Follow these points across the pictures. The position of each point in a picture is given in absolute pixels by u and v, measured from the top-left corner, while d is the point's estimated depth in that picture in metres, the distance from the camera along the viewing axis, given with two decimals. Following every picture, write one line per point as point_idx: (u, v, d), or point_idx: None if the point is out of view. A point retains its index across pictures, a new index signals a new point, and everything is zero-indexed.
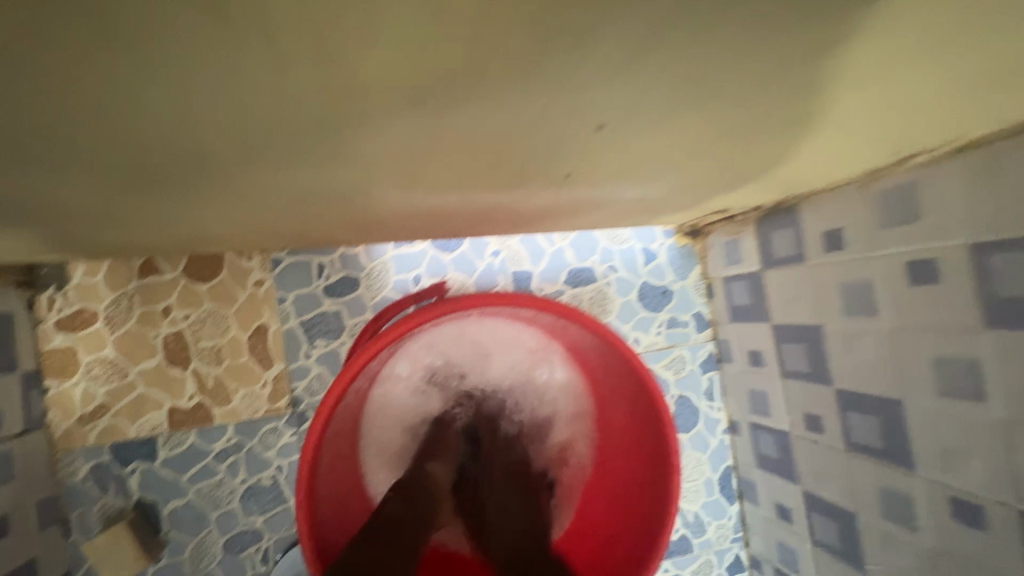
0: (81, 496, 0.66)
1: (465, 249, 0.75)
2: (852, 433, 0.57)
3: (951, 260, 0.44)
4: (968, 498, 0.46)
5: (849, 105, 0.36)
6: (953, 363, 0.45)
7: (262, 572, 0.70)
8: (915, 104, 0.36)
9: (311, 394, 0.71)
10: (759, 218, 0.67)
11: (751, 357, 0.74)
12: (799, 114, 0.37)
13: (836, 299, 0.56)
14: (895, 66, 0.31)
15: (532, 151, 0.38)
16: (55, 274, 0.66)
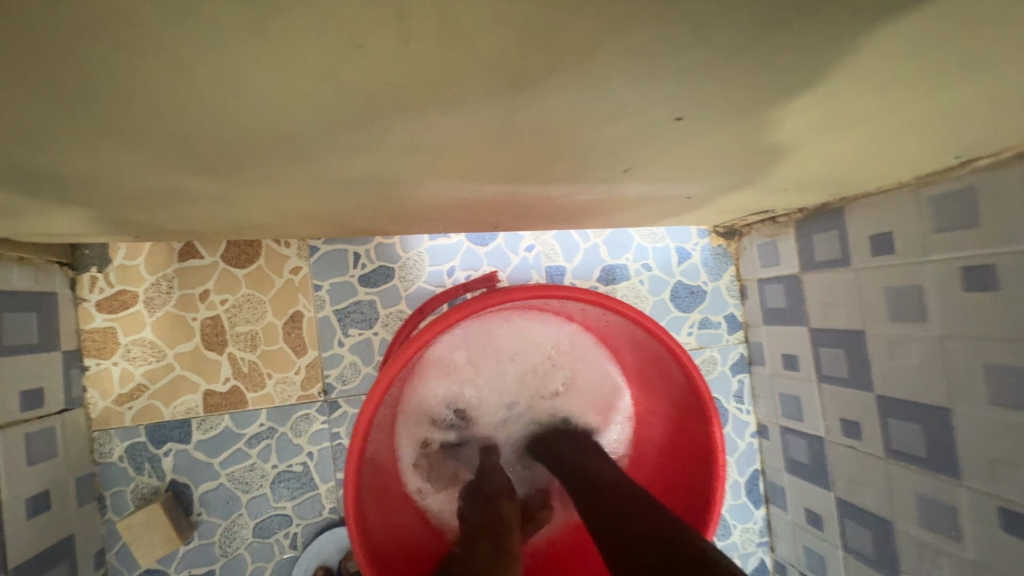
0: (116, 475, 0.67)
1: (499, 243, 0.74)
2: (893, 440, 0.56)
3: (1014, 267, 0.43)
4: (1020, 509, 0.45)
5: (922, 108, 0.35)
6: (1010, 373, 0.44)
7: (290, 558, 0.71)
8: (993, 108, 0.35)
9: (343, 382, 0.71)
10: (801, 220, 0.66)
11: (785, 360, 0.73)
12: (869, 116, 0.36)
13: (883, 304, 0.56)
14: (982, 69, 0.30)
15: (594, 147, 0.37)
16: (96, 256, 0.67)
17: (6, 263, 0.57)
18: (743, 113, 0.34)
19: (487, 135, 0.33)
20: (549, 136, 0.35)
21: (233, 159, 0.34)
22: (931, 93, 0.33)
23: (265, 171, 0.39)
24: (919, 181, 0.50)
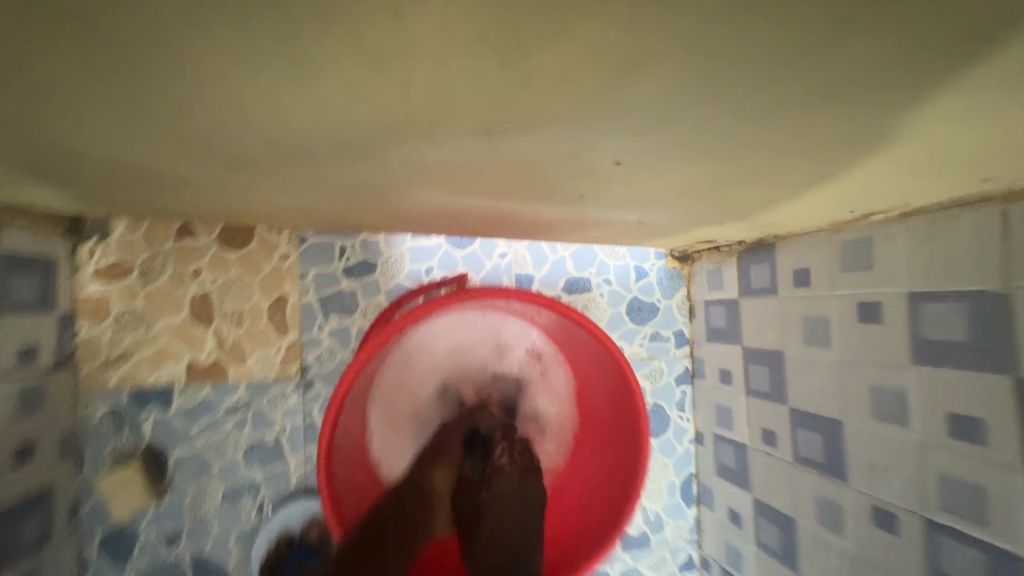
0: (98, 434, 0.71)
1: (476, 248, 0.82)
2: (801, 448, 0.65)
3: (891, 307, 0.52)
4: (887, 507, 0.53)
5: (812, 179, 0.44)
6: (886, 392, 0.53)
7: (255, 522, 0.76)
8: (868, 181, 0.44)
9: (320, 363, 0.77)
10: (742, 251, 0.75)
11: (721, 374, 0.82)
12: (775, 178, 0.44)
13: (799, 330, 0.65)
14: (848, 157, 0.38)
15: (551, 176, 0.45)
16: (98, 227, 0.72)
17: (16, 226, 0.61)
18: (674, 163, 0.42)
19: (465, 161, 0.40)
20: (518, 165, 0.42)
21: (254, 152, 0.40)
22: (817, 170, 0.42)
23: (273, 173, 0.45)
24: (831, 227, 0.59)
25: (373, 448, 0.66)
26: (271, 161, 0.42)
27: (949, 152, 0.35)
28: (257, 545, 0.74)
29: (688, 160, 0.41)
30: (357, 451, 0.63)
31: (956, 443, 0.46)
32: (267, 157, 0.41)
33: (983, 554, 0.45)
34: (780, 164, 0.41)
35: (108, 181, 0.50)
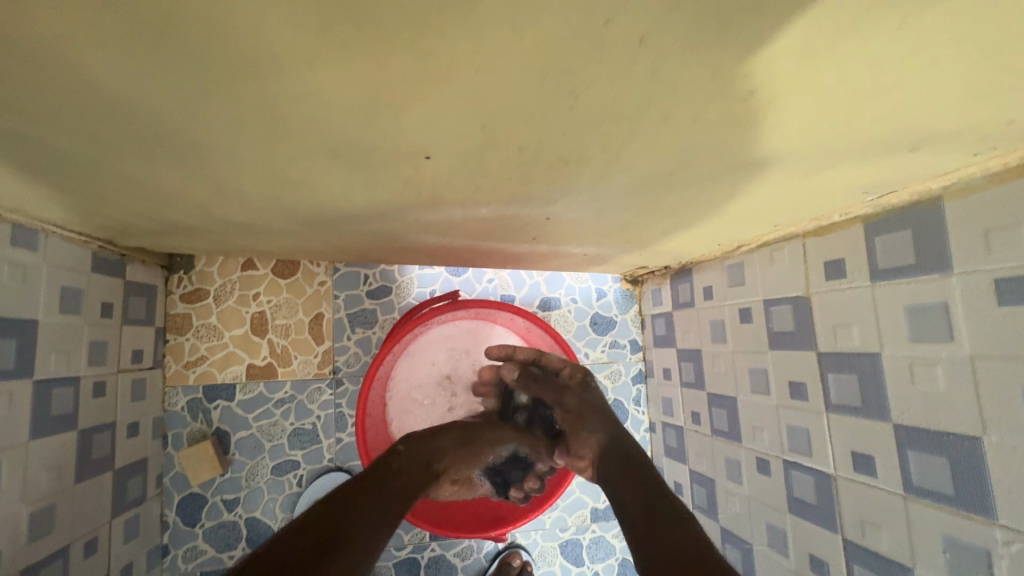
0: (178, 420, 0.93)
1: (469, 275, 1.04)
2: (716, 422, 0.86)
3: (756, 310, 0.74)
4: (764, 456, 0.74)
5: (682, 228, 0.67)
6: (758, 372, 0.74)
7: (295, 492, 0.96)
8: (719, 228, 0.67)
9: (348, 366, 0.99)
10: (673, 274, 0.98)
11: (664, 373, 1.03)
12: (658, 228, 0.67)
13: (709, 331, 0.87)
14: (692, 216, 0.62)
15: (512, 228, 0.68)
16: (184, 262, 0.95)
17: (133, 263, 0.85)
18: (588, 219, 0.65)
19: (454, 221, 0.64)
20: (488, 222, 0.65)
21: (321, 223, 0.63)
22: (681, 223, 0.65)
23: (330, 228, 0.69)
24: (722, 255, 0.81)
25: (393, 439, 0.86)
26: (331, 222, 0.65)
27: (745, 212, 0.58)
28: (297, 510, 0.94)
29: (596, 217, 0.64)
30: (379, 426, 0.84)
31: (793, 402, 0.67)
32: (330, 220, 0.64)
33: (811, 477, 0.65)
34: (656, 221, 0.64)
35: (217, 235, 0.74)
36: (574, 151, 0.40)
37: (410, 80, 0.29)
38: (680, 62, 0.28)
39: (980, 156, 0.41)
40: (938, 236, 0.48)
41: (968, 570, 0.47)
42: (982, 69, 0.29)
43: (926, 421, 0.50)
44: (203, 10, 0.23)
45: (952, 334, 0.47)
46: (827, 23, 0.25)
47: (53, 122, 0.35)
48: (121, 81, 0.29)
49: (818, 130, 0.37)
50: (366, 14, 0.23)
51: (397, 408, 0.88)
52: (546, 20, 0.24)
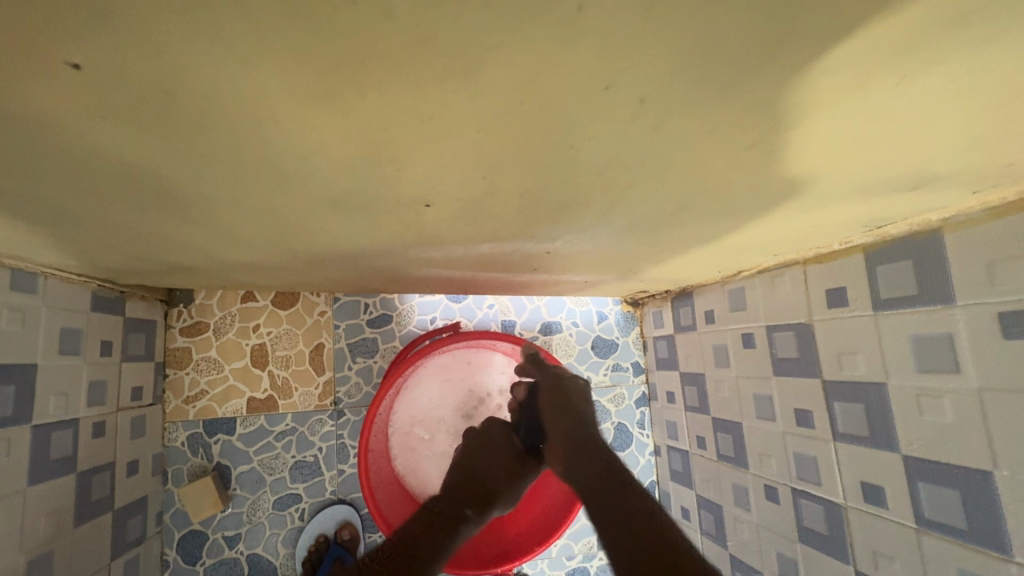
0: (178, 456, 0.92)
1: (469, 301, 1.04)
2: (722, 448, 0.85)
3: (759, 336, 0.74)
4: (772, 483, 0.73)
5: (682, 258, 0.67)
6: (763, 398, 0.74)
7: (298, 527, 0.94)
8: (719, 258, 0.67)
9: (349, 396, 0.98)
10: (673, 297, 0.98)
11: (668, 396, 1.02)
12: (658, 259, 0.68)
13: (712, 355, 0.86)
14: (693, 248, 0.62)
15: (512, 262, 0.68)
16: (184, 296, 0.95)
17: (133, 299, 0.85)
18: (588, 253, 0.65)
19: (455, 257, 0.64)
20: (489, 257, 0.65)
21: (322, 261, 0.63)
22: (681, 255, 0.65)
23: (331, 267, 0.69)
24: (722, 280, 0.81)
25: (396, 475, 0.85)
26: (331, 262, 0.65)
27: (745, 243, 0.58)
28: (299, 545, 0.93)
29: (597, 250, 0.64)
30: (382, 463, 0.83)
31: (799, 429, 0.67)
32: (331, 260, 0.64)
33: (821, 507, 0.64)
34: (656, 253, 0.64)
35: (217, 273, 0.74)
36: (575, 196, 0.40)
37: (411, 139, 0.29)
38: (680, 116, 0.28)
39: (978, 193, 0.42)
40: (939, 267, 0.48)
41: None
42: (981, 115, 0.29)
43: (935, 453, 0.49)
44: (206, 84, 0.23)
45: (957, 365, 0.47)
46: (828, 79, 0.25)
47: (55, 182, 0.35)
48: (123, 146, 0.29)
49: (817, 172, 0.37)
50: (369, 83, 0.23)
51: (401, 449, 0.87)
52: (547, 83, 0.24)
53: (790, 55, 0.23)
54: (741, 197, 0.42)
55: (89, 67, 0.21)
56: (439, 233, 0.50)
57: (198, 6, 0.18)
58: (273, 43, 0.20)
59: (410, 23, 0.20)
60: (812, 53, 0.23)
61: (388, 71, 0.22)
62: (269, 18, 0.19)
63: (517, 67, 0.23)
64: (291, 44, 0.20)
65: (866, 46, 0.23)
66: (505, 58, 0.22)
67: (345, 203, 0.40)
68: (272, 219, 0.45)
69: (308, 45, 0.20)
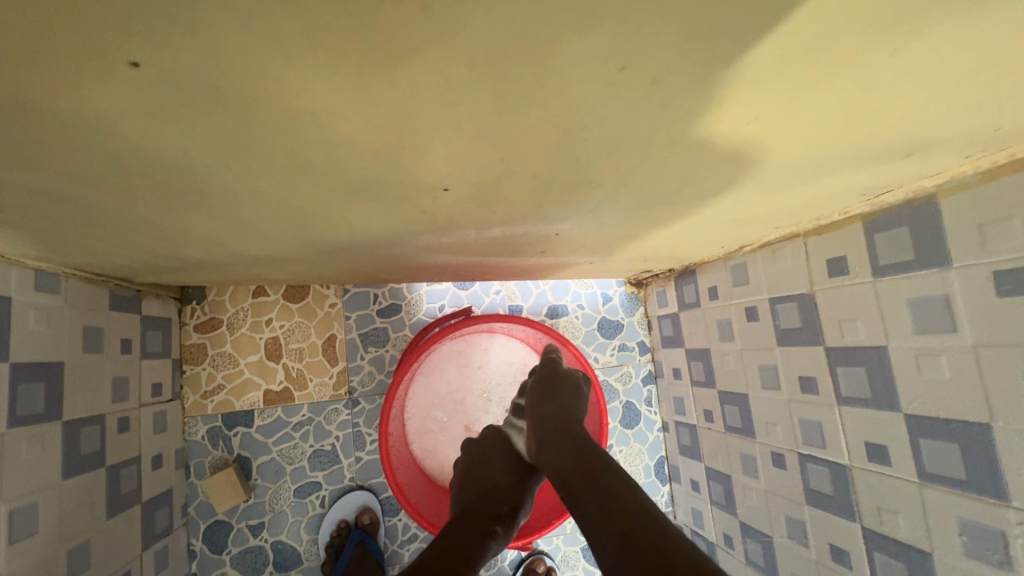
0: (200, 449, 0.94)
1: (476, 288, 1.06)
2: (729, 420, 0.88)
3: (762, 308, 0.76)
4: (778, 450, 0.76)
5: (686, 236, 0.69)
6: (767, 368, 0.76)
7: (319, 513, 0.97)
8: (722, 235, 0.69)
9: (363, 385, 1.00)
10: (676, 276, 1.00)
11: (674, 372, 1.05)
12: (663, 237, 0.70)
13: (716, 330, 0.89)
14: (697, 225, 0.64)
15: (520, 247, 0.70)
16: (197, 293, 0.97)
17: (148, 298, 0.87)
18: (595, 236, 0.67)
19: (467, 244, 0.65)
20: (498, 244, 0.67)
21: (337, 252, 0.65)
22: (685, 232, 0.67)
23: (344, 258, 0.70)
24: (724, 256, 0.83)
25: (416, 460, 0.88)
26: (345, 253, 0.67)
27: (748, 217, 0.60)
28: (322, 530, 0.95)
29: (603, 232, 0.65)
30: (402, 447, 0.85)
31: (804, 396, 0.69)
32: (345, 252, 0.66)
33: (827, 469, 0.67)
34: (661, 231, 0.66)
35: (231, 269, 0.75)
36: (585, 177, 0.42)
37: (435, 126, 0.31)
38: (687, 95, 0.30)
39: (972, 157, 0.43)
40: (934, 233, 0.50)
41: (985, 550, 0.49)
42: (967, 82, 0.31)
43: (935, 410, 0.52)
44: (249, 81, 0.24)
45: (954, 325, 0.49)
46: (824, 54, 0.27)
47: (92, 181, 0.37)
48: (164, 144, 0.31)
49: (817, 144, 0.38)
50: (400, 75, 0.25)
51: (418, 434, 0.89)
52: (565, 68, 0.26)
53: (786, 32, 0.25)
54: (741, 173, 0.44)
55: (148, 66, 0.23)
56: (454, 220, 0.52)
57: (250, 9, 0.20)
58: (315, 40, 0.22)
59: (442, 17, 0.21)
60: (811, 30, 0.25)
61: (417, 63, 0.24)
62: (313, 16, 0.20)
63: (535, 54, 0.25)
64: (332, 39, 0.22)
65: (861, 21, 0.24)
66: (525, 45, 0.24)
67: (366, 192, 0.42)
68: (294, 212, 0.46)
69: (347, 40, 0.22)
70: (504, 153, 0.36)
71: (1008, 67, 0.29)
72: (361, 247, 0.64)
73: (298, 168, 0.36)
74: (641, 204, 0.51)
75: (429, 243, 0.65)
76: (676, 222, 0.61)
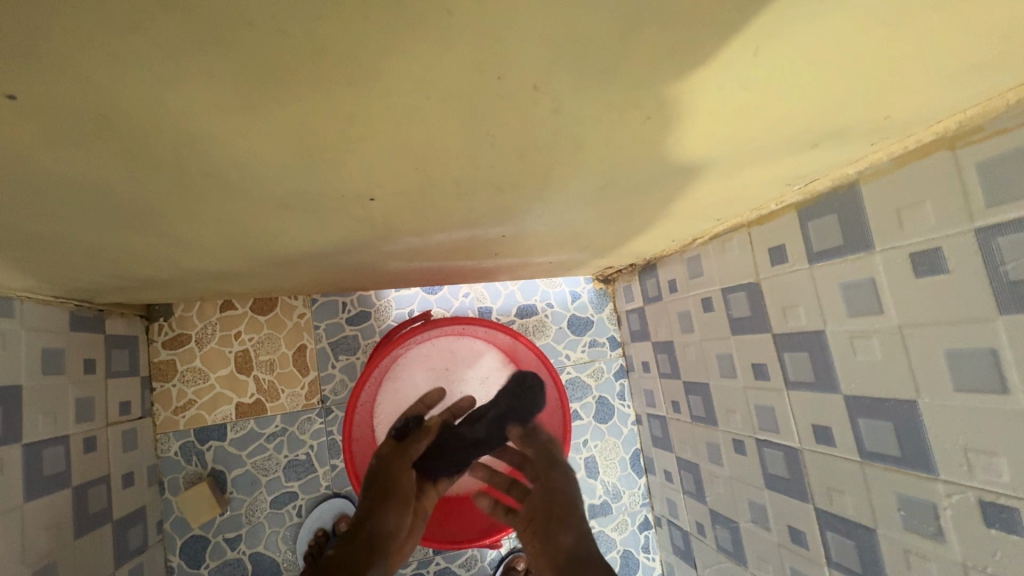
0: (173, 465, 0.94)
1: (445, 291, 1.07)
2: (694, 409, 0.89)
3: (715, 299, 0.78)
4: (738, 437, 0.77)
5: (635, 231, 0.70)
6: (724, 357, 0.78)
7: (296, 523, 0.97)
8: (670, 229, 0.71)
9: (335, 393, 1.01)
10: (639, 271, 1.02)
11: (643, 365, 1.06)
12: (614, 234, 0.71)
13: (677, 322, 0.90)
14: (640, 221, 0.65)
15: (474, 250, 0.71)
16: (163, 310, 0.97)
17: (113, 317, 0.87)
18: (545, 237, 0.68)
19: (420, 249, 0.66)
20: (450, 248, 0.68)
21: (289, 264, 0.66)
22: (633, 228, 0.68)
23: (300, 270, 0.71)
24: (680, 249, 0.85)
25: None
26: (299, 264, 0.67)
27: (687, 211, 0.61)
28: (299, 540, 0.96)
29: (553, 234, 0.67)
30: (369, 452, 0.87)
31: (757, 382, 0.71)
32: (297, 263, 0.67)
33: (781, 453, 0.68)
34: (609, 228, 0.67)
35: (189, 285, 0.76)
36: (510, 180, 0.43)
37: (339, 139, 0.32)
38: (576, 96, 0.31)
39: (880, 144, 0.45)
40: (858, 218, 0.52)
41: (920, 523, 0.50)
42: (842, 75, 0.33)
43: (869, 390, 0.53)
44: (131, 106, 0.25)
45: (881, 307, 0.51)
46: (692, 58, 0.28)
47: (17, 207, 0.37)
48: (74, 168, 0.32)
49: (722, 139, 0.40)
50: (279, 91, 0.26)
51: None
52: (443, 76, 0.27)
53: (647, 36, 0.26)
54: (663, 168, 0.45)
55: (26, 97, 0.24)
56: (396, 227, 0.53)
57: (106, 38, 0.21)
58: (182, 63, 0.23)
59: (303, 38, 0.22)
60: (671, 31, 0.26)
61: (296, 81, 0.25)
62: (176, 43, 0.22)
63: (411, 68, 0.26)
64: (203, 64, 0.23)
65: (717, 18, 0.26)
66: (397, 62, 0.25)
67: (295, 205, 0.43)
68: (233, 227, 0.47)
69: (215, 62, 0.23)
70: (419, 162, 0.37)
71: (873, 60, 0.31)
72: (313, 258, 0.64)
73: (216, 185, 0.37)
74: (577, 203, 0.53)
75: (381, 251, 0.66)
76: (620, 220, 0.63)
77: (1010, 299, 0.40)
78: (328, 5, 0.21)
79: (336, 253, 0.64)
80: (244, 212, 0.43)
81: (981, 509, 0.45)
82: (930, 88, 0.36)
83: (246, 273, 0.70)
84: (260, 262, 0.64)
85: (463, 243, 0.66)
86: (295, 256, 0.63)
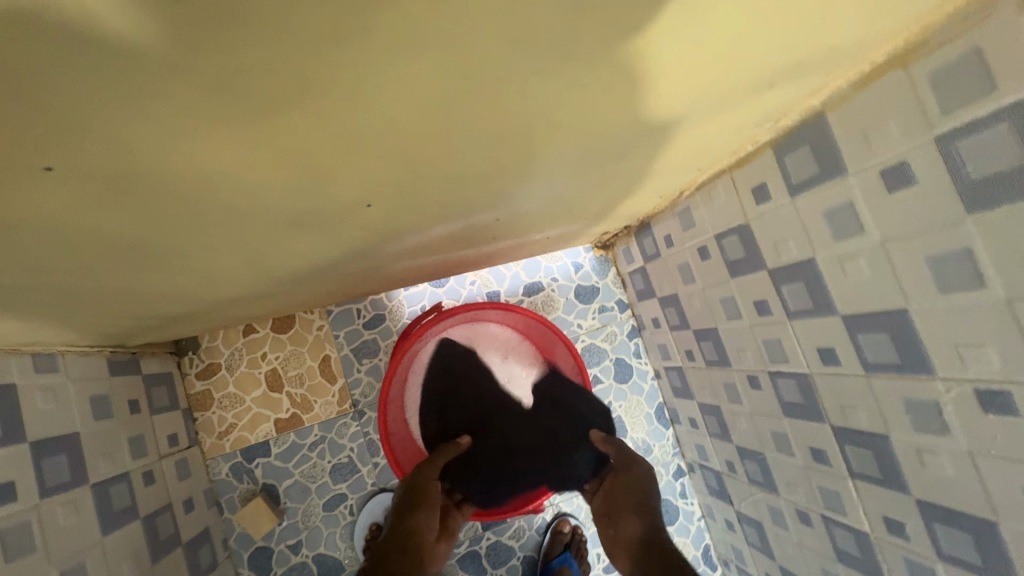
0: (227, 486, 1.00)
1: (452, 283, 1.11)
2: (707, 355, 0.92)
3: (710, 246, 0.81)
4: (752, 373, 0.81)
5: (622, 194, 0.73)
6: (726, 300, 0.81)
7: (350, 521, 1.03)
8: (655, 186, 0.74)
9: (365, 396, 1.05)
10: (635, 231, 1.04)
11: (653, 322, 1.09)
12: (602, 200, 0.74)
13: (679, 275, 0.93)
14: (624, 185, 0.68)
15: (473, 239, 0.74)
16: (191, 344, 1.02)
17: (147, 357, 0.92)
18: (539, 215, 0.71)
19: (421, 246, 0.70)
20: (449, 240, 0.71)
21: (302, 282, 0.69)
22: (619, 192, 0.71)
23: (312, 286, 0.75)
24: (670, 204, 0.88)
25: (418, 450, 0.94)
26: (311, 282, 0.71)
27: (669, 167, 0.64)
28: (356, 536, 1.01)
29: (546, 211, 0.69)
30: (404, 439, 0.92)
31: (761, 318, 0.74)
32: (310, 280, 0.71)
33: (793, 380, 0.72)
34: (596, 194, 0.70)
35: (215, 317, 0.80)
36: (494, 168, 0.46)
37: (331, 157, 0.35)
38: (534, 76, 0.34)
39: (835, 72, 0.47)
40: (828, 146, 0.54)
41: (926, 421, 0.54)
42: (778, 19, 0.35)
43: (862, 306, 0.56)
44: (152, 158, 0.29)
45: (861, 226, 0.53)
46: (635, 30, 0.31)
47: (56, 267, 0.41)
48: (102, 222, 0.35)
49: (682, 94, 0.43)
50: (272, 120, 0.29)
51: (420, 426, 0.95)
52: (415, 87, 0.30)
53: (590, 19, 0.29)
54: (635, 132, 0.48)
55: (60, 165, 0.27)
56: (394, 229, 0.56)
57: (122, 104, 0.24)
58: (188, 115, 0.26)
59: (288, 76, 0.25)
60: (611, 10, 0.29)
61: (288, 113, 0.28)
62: (180, 99, 0.25)
63: (386, 85, 0.29)
64: (207, 112, 0.26)
65: None
66: (372, 82, 0.28)
67: (301, 223, 0.46)
68: (245, 254, 0.51)
69: (215, 109, 0.26)
70: (407, 164, 0.40)
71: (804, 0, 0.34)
72: (323, 273, 0.68)
73: (227, 218, 0.40)
74: (561, 178, 0.55)
75: (384, 257, 0.69)
76: (605, 186, 0.66)
77: (976, 198, 0.42)
78: (305, 45, 0.24)
79: (344, 267, 0.67)
80: (255, 238, 0.47)
81: (979, 397, 0.48)
82: (866, 14, 0.38)
83: (263, 297, 0.74)
84: (274, 284, 0.68)
85: (462, 234, 0.69)
86: (305, 274, 0.66)
